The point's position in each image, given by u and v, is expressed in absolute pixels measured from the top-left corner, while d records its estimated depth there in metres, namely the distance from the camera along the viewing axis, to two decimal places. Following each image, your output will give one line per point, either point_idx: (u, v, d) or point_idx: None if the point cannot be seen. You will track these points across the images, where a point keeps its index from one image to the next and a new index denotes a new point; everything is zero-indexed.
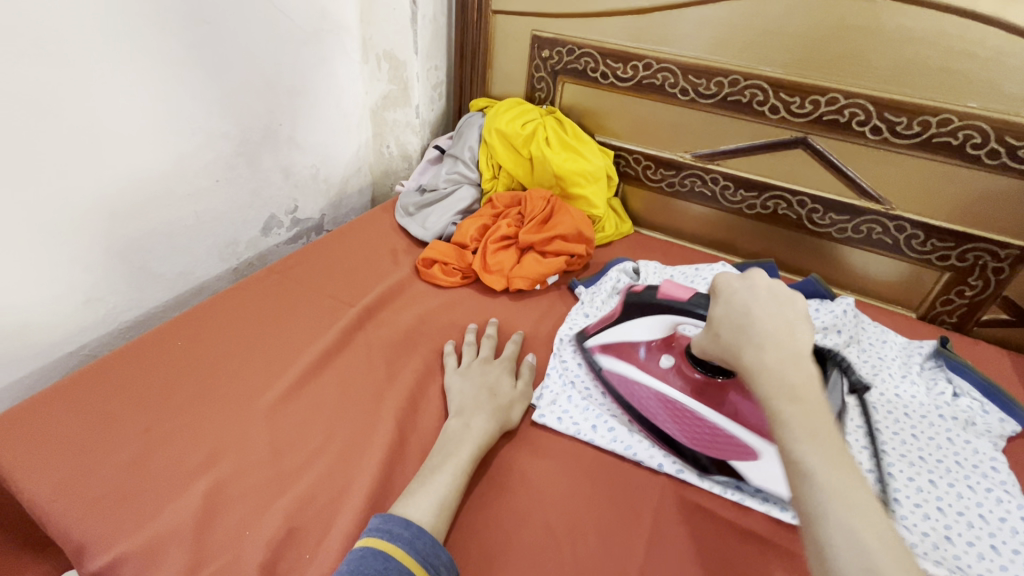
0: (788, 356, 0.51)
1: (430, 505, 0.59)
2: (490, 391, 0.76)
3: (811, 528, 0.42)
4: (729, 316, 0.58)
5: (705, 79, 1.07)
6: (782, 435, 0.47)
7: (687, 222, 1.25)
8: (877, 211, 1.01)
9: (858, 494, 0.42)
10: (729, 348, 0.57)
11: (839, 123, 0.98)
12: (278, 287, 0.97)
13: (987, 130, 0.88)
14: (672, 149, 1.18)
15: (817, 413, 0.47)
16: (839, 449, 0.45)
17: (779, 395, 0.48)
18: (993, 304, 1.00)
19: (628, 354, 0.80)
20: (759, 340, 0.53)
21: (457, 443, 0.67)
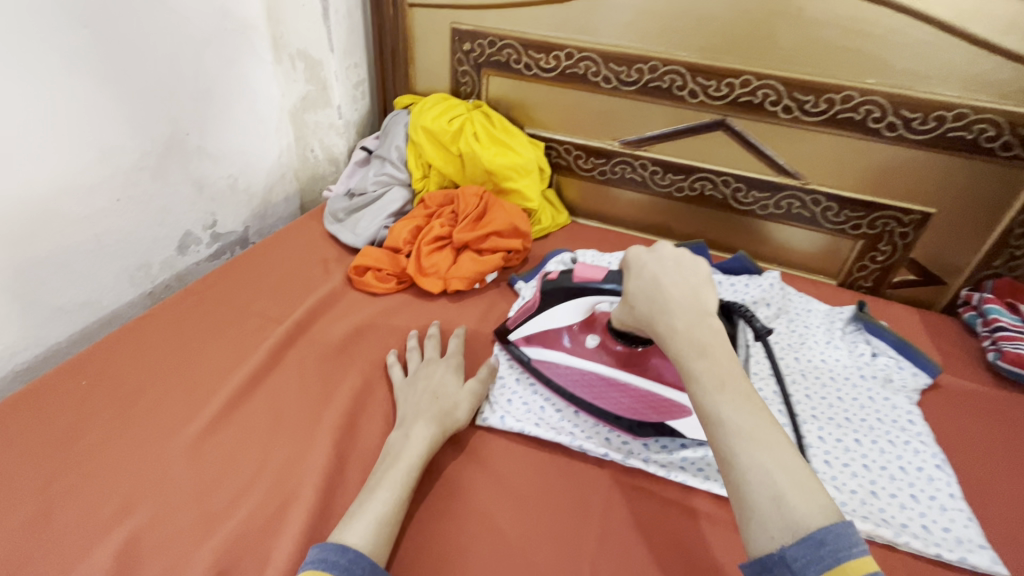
0: (695, 317, 0.56)
1: (370, 527, 0.56)
2: (435, 397, 0.73)
3: (726, 467, 0.47)
4: (641, 289, 0.61)
5: (625, 67, 1.08)
6: (697, 388, 0.51)
7: (622, 209, 1.27)
8: (794, 186, 1.06)
9: (761, 430, 0.47)
10: (642, 317, 0.61)
11: (753, 104, 1.02)
12: (197, 310, 0.91)
13: (885, 105, 0.93)
14: (600, 137, 1.19)
15: (721, 364, 0.52)
16: (740, 392, 0.50)
17: (688, 350, 0.53)
18: (903, 267, 1.07)
19: (553, 341, 0.80)
20: (670, 305, 0.57)
21: (396, 452, 0.65)
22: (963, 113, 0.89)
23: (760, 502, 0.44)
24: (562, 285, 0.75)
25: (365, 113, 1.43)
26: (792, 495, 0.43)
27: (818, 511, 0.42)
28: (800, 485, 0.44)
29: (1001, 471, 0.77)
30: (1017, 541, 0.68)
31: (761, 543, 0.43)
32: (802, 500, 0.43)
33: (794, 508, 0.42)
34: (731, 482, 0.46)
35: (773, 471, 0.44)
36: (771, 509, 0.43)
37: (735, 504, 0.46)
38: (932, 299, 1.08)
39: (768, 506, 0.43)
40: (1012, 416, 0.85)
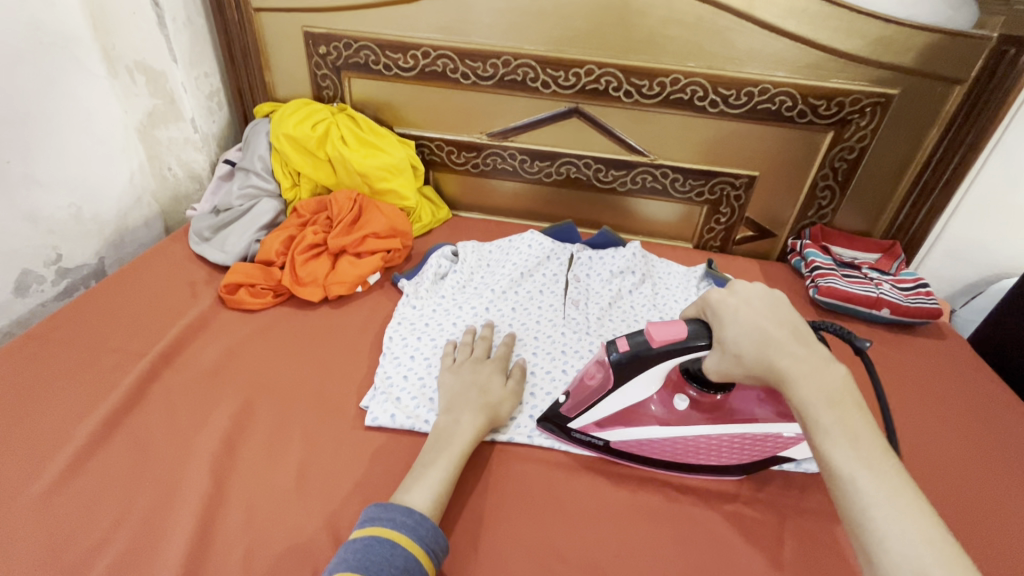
0: (816, 361, 0.53)
1: (426, 493, 0.61)
2: (480, 390, 0.74)
3: (865, 537, 0.46)
4: (745, 334, 0.56)
5: (480, 62, 1.12)
6: (830, 451, 0.49)
7: (499, 199, 1.32)
8: (645, 163, 1.17)
9: (898, 494, 0.47)
10: (752, 364, 0.55)
11: (599, 91, 1.11)
12: (41, 353, 0.82)
13: (705, 85, 1.06)
14: (469, 132, 1.23)
15: (852, 418, 0.50)
16: (872, 450, 0.49)
17: (821, 402, 0.51)
18: (742, 225, 1.22)
19: (634, 419, 0.71)
20: (788, 348, 0.54)
21: (448, 438, 0.67)
22: (766, 87, 1.04)
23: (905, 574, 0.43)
24: (641, 361, 0.64)
25: (225, 124, 1.36)
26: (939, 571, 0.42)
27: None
28: (948, 559, 0.43)
29: None
30: None
31: None
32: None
33: None
34: (867, 549, 0.46)
35: (916, 545, 0.44)
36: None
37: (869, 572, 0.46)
38: (768, 250, 1.25)
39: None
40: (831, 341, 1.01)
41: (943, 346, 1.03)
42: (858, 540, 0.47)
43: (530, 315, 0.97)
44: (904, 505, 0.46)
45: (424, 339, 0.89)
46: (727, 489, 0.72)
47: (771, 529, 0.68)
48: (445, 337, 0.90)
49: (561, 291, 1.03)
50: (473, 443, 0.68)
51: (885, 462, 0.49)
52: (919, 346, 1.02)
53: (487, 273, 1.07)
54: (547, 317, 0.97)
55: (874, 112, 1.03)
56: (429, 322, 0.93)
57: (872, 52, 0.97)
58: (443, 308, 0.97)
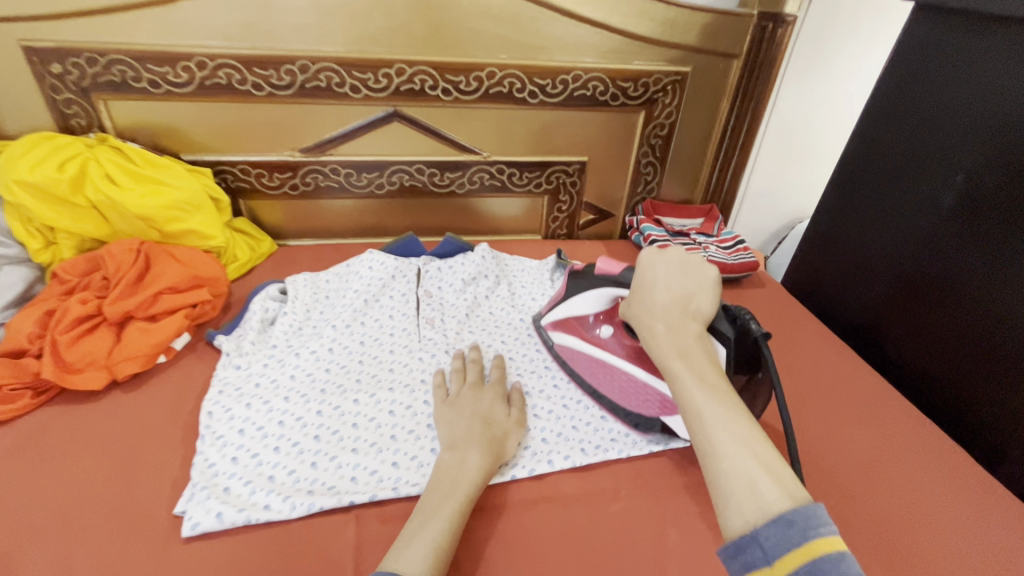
0: (677, 319, 0.63)
1: (422, 556, 0.52)
2: (481, 419, 0.70)
3: (704, 457, 0.48)
4: (640, 292, 0.68)
5: (273, 70, 0.98)
6: (677, 389, 0.55)
7: (331, 220, 1.18)
8: (478, 161, 1.13)
9: (737, 420, 0.50)
10: (635, 320, 0.67)
11: (415, 91, 1.03)
12: None
13: (522, 76, 1.04)
14: (277, 150, 1.08)
15: (700, 363, 0.57)
16: (718, 389, 0.54)
17: (671, 353, 0.59)
18: (583, 210, 1.24)
19: (576, 329, 0.84)
20: (665, 312, 0.63)
21: (454, 480, 0.61)
22: (578, 74, 1.05)
23: (735, 481, 0.45)
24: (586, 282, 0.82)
25: None
26: (764, 476, 0.44)
27: (786, 498, 0.42)
28: (774, 471, 0.45)
29: None
30: None
31: (734, 530, 0.43)
32: (776, 486, 0.43)
33: (766, 493, 0.43)
34: (711, 472, 0.47)
35: (747, 457, 0.46)
36: (746, 496, 0.44)
37: (711, 490, 0.46)
38: (610, 230, 1.29)
39: (743, 495, 0.44)
40: None
41: (763, 292, 1.15)
42: (702, 460, 0.48)
43: (381, 346, 0.87)
44: (747, 432, 0.48)
45: (255, 406, 0.74)
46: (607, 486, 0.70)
47: (653, 516, 0.67)
48: (281, 396, 0.76)
49: (413, 312, 0.94)
50: (481, 485, 0.62)
51: (729, 396, 0.53)
52: (747, 296, 1.12)
53: (326, 309, 0.94)
54: (401, 344, 0.88)
55: (674, 89, 1.10)
56: (260, 382, 0.79)
57: (663, 33, 1.03)
58: (276, 361, 0.83)
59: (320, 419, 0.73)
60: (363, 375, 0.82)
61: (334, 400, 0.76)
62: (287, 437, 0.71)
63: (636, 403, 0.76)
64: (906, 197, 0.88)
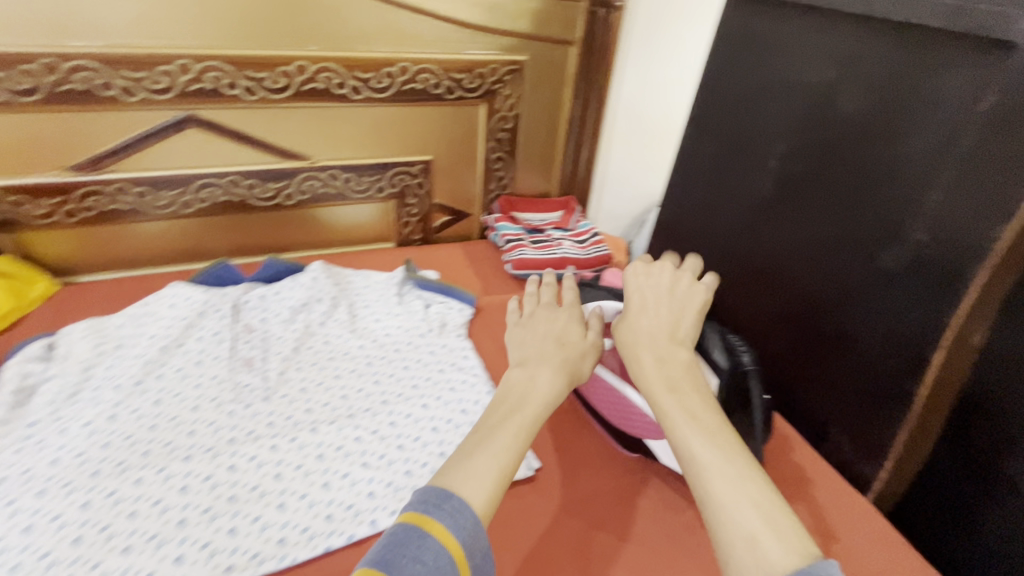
0: (670, 344, 0.56)
1: (485, 482, 0.44)
2: (642, 316, 0.59)
3: (704, 512, 0.43)
4: (630, 302, 0.62)
5: (7, 72, 0.78)
6: (669, 424, 0.49)
7: (131, 248, 0.99)
8: (305, 168, 1.00)
9: (733, 461, 0.44)
10: (616, 336, 0.60)
11: (210, 91, 0.87)
12: None
13: (339, 70, 0.92)
14: (39, 170, 0.87)
15: (691, 395, 0.51)
16: (710, 423, 0.48)
17: (660, 381, 0.52)
18: (437, 212, 1.15)
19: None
20: (659, 334, 0.57)
21: (522, 398, 0.52)
22: (405, 66, 0.95)
23: (739, 538, 0.40)
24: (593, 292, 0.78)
25: None
26: (766, 530, 0.39)
27: (796, 557, 0.38)
28: (777, 527, 0.39)
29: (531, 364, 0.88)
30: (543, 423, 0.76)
31: None
32: (782, 543, 0.38)
33: (769, 553, 0.38)
34: (710, 527, 0.42)
35: (745, 506, 0.41)
36: (750, 557, 0.38)
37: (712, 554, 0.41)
38: (470, 231, 1.22)
39: (745, 557, 0.39)
40: None
41: None
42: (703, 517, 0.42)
43: (182, 402, 0.73)
44: (744, 474, 0.43)
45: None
46: None
47: None
48: (32, 492, 0.61)
49: (227, 354, 0.81)
50: (554, 403, 0.53)
51: (725, 432, 0.48)
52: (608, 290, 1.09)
53: (112, 366, 0.78)
54: (207, 397, 0.74)
55: (513, 79, 1.03)
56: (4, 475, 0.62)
57: (492, 20, 0.96)
58: (31, 442, 0.66)
59: (85, 514, 0.59)
60: (154, 444, 0.68)
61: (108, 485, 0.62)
62: (33, 545, 0.56)
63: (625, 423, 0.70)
64: (736, 184, 0.89)
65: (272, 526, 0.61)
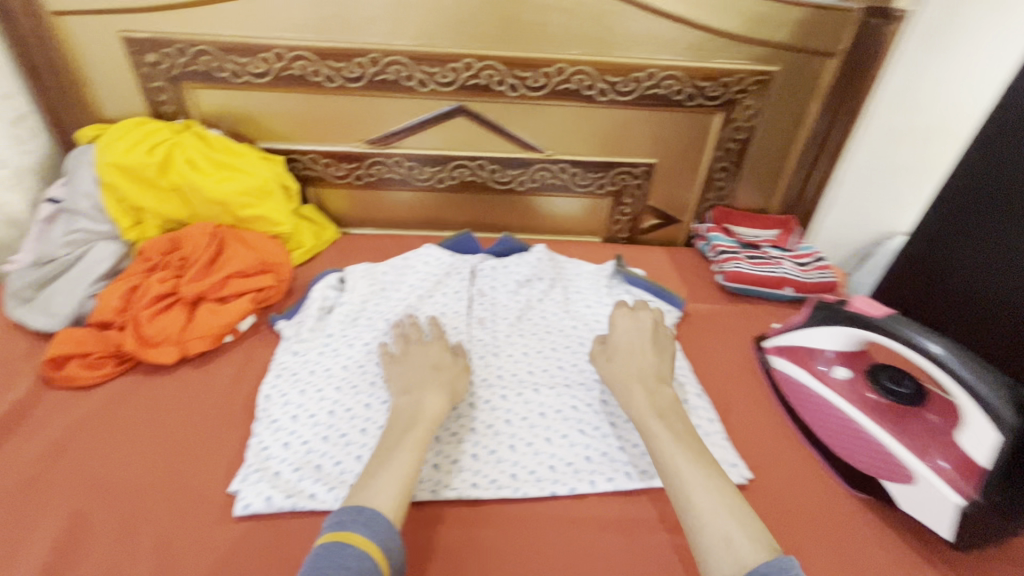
0: (647, 372, 0.72)
1: (389, 489, 0.55)
2: (630, 355, 0.75)
3: (685, 516, 0.55)
4: (621, 343, 0.77)
5: (345, 63, 0.99)
6: (659, 444, 0.62)
7: (392, 211, 1.20)
8: (541, 159, 1.10)
9: (710, 476, 0.57)
10: (610, 372, 0.75)
11: (482, 86, 1.01)
12: None
13: (592, 73, 0.99)
14: (346, 141, 1.10)
15: (675, 424, 0.64)
16: (694, 447, 0.61)
17: (649, 413, 0.66)
18: (647, 214, 1.18)
19: (804, 360, 0.80)
20: (644, 367, 0.73)
21: (412, 419, 0.64)
22: (653, 72, 0.99)
23: (709, 535, 0.51)
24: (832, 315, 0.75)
25: (44, 155, 1.12)
26: (737, 530, 0.51)
27: (764, 552, 0.49)
28: (747, 528, 0.51)
29: (740, 375, 0.86)
30: (754, 438, 0.77)
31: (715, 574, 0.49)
32: (748, 540, 0.50)
33: (738, 548, 0.49)
34: (690, 527, 0.54)
35: (723, 514, 0.52)
36: (723, 548, 0.50)
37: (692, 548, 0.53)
38: (675, 236, 1.23)
39: (720, 549, 0.50)
40: (745, 322, 0.97)
41: None
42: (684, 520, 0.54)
43: None
44: (716, 487, 0.56)
45: (309, 394, 0.77)
46: (644, 513, 0.67)
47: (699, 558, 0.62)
48: (332, 387, 0.78)
49: (465, 311, 0.93)
50: (437, 421, 0.65)
51: (701, 451, 0.61)
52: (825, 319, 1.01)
53: (381, 302, 0.95)
54: (450, 343, 0.87)
55: (757, 90, 1.02)
56: (315, 370, 0.81)
57: (749, 30, 0.95)
58: (330, 350, 0.85)
59: (367, 412, 0.74)
60: None
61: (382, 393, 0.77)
62: (335, 427, 0.73)
63: (862, 458, 0.69)
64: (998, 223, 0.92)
65: (505, 461, 0.70)
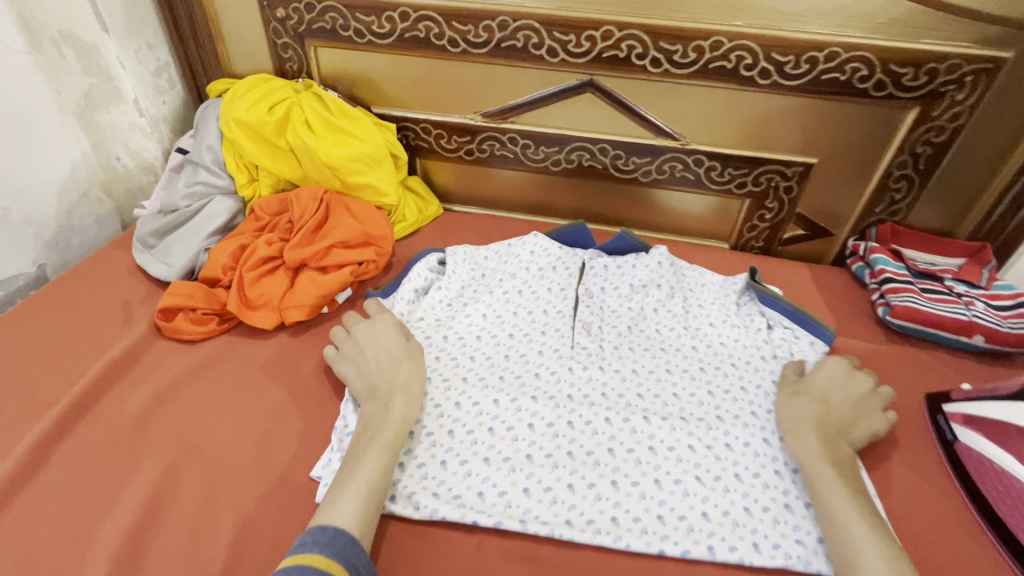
0: (831, 417, 0.63)
1: (356, 501, 0.52)
2: (819, 396, 0.65)
3: None
4: (813, 379, 0.67)
5: (472, 26, 0.91)
6: (831, 500, 0.55)
7: (498, 191, 1.12)
8: (674, 148, 0.96)
9: (891, 555, 0.50)
10: (784, 403, 0.66)
11: (619, 59, 0.89)
12: None
13: (756, 50, 0.83)
14: (461, 112, 1.02)
15: (851, 484, 0.57)
16: (869, 516, 0.53)
17: (823, 460, 0.58)
18: (791, 222, 1.01)
19: (1013, 442, 0.61)
20: (830, 410, 0.64)
21: (380, 425, 0.60)
22: (836, 52, 0.80)
23: None
24: None
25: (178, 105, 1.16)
26: None
27: None
28: None
29: (907, 440, 0.69)
30: (926, 530, 0.60)
31: None
32: None
33: None
34: None
35: None
36: None
37: None
38: (822, 252, 1.03)
39: None
40: (912, 372, 0.79)
41: None
42: None
43: (530, 344, 0.79)
44: (889, 559, 0.50)
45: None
46: None
47: None
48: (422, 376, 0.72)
49: (570, 311, 0.83)
50: (408, 427, 0.60)
51: (876, 521, 0.53)
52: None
53: (480, 290, 0.88)
54: (550, 347, 0.78)
55: (975, 83, 0.80)
56: None
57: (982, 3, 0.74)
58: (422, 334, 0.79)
59: (457, 412, 0.68)
60: (507, 372, 0.74)
61: (473, 394, 0.70)
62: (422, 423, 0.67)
63: None
64: None
65: (604, 499, 0.61)
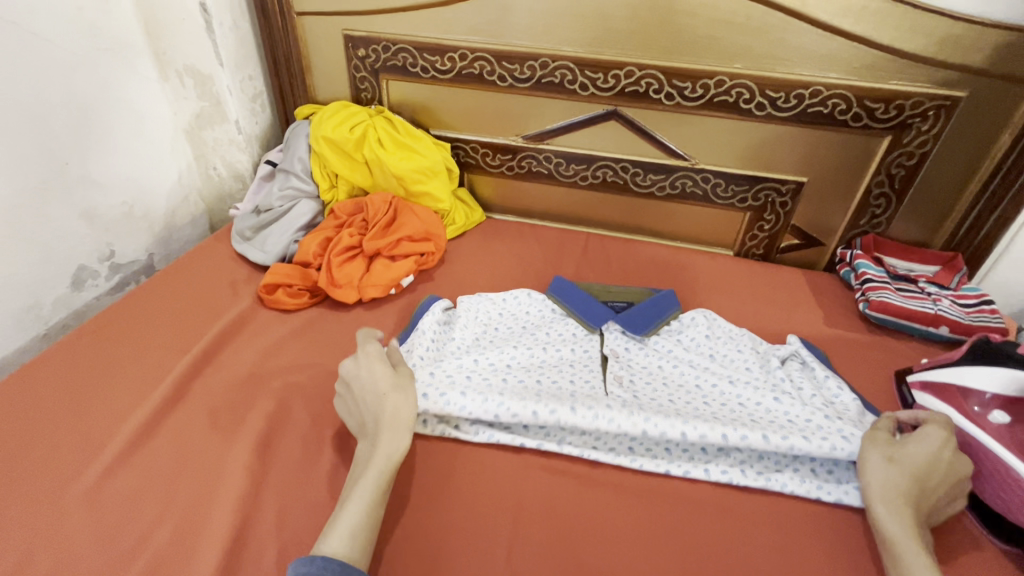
0: (924, 494, 0.62)
1: (347, 531, 0.57)
2: (917, 470, 0.63)
3: None
4: (915, 451, 0.65)
5: (518, 65, 1.11)
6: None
7: (533, 202, 1.30)
8: (685, 167, 1.13)
9: None
10: (871, 466, 0.65)
11: (639, 93, 1.07)
12: (103, 340, 0.88)
13: (753, 87, 1.00)
14: (505, 134, 1.22)
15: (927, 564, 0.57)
16: None
17: (912, 542, 0.58)
18: (787, 233, 1.16)
19: (955, 399, 0.75)
20: (929, 488, 0.63)
21: (366, 465, 0.63)
22: (819, 89, 0.98)
23: None
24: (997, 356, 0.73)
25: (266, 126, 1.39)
26: None
27: None
28: None
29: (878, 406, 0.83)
30: None
31: None
32: None
33: None
34: None
35: None
36: None
37: None
38: (815, 259, 1.19)
39: None
40: (884, 356, 0.94)
41: None
42: None
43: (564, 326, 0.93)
44: None
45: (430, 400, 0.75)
46: (758, 511, 0.70)
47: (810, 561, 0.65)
48: (459, 394, 0.77)
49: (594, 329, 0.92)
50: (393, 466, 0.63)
51: None
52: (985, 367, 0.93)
53: (506, 316, 0.97)
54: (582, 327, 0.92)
55: (937, 116, 0.96)
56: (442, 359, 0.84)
57: (937, 52, 0.91)
58: (456, 358, 0.84)
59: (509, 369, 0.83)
60: (544, 364, 0.86)
61: (513, 404, 0.74)
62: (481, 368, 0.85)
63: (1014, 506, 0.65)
64: None
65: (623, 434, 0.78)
